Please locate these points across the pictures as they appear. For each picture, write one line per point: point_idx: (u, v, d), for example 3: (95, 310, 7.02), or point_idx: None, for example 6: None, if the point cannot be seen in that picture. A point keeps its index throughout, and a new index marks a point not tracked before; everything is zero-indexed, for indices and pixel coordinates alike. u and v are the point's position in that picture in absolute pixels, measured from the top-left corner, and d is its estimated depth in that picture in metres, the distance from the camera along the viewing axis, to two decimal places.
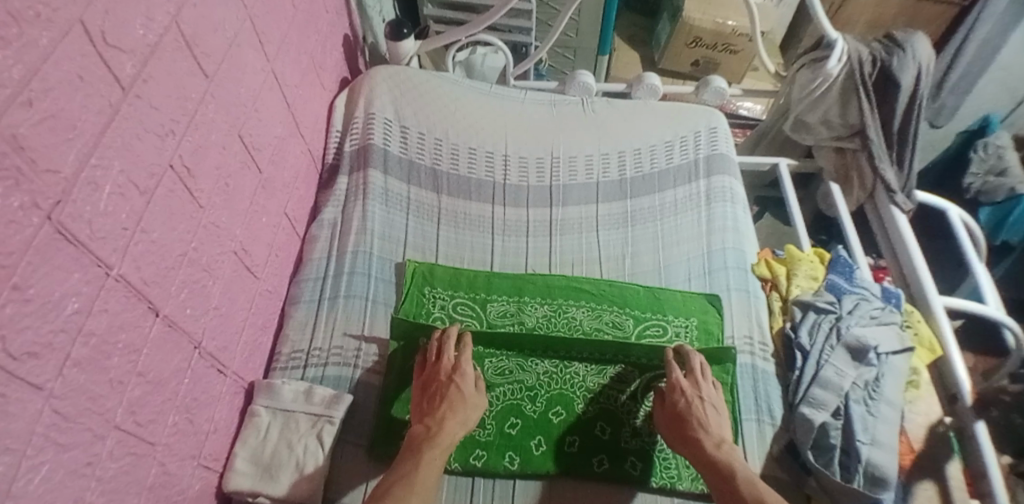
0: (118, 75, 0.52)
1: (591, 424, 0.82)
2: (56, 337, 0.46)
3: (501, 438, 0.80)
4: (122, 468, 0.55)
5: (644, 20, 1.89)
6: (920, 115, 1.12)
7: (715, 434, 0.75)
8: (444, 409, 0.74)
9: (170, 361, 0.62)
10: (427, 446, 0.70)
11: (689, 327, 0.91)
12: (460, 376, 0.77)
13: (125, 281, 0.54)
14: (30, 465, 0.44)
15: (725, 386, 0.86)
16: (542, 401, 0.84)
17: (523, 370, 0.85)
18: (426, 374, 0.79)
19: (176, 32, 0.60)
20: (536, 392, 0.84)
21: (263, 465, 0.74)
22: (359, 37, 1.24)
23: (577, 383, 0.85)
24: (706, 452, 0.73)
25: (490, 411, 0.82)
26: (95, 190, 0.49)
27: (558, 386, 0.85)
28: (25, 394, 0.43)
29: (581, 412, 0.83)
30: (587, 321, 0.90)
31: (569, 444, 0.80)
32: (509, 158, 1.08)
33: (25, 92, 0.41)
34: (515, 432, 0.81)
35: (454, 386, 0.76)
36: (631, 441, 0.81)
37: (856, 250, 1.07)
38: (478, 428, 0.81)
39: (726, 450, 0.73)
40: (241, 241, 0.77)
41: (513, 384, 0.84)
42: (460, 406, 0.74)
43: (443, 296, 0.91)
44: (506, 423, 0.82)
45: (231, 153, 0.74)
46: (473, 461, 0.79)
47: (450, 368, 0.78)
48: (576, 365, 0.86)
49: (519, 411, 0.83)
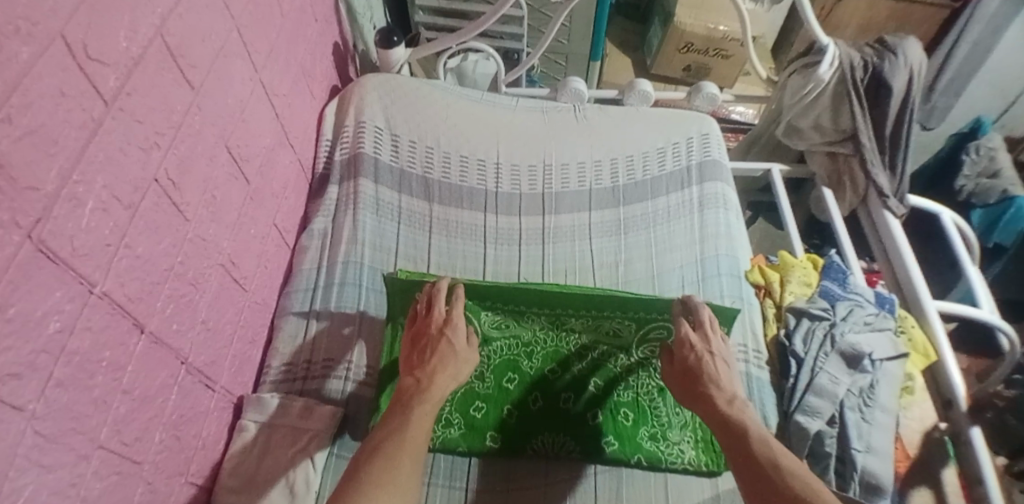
0: (101, 88, 0.51)
1: (585, 382, 0.86)
2: (38, 357, 0.45)
3: (499, 392, 0.85)
4: (107, 488, 0.54)
5: (635, 25, 1.89)
6: (910, 121, 1.13)
7: (728, 391, 0.70)
8: (434, 364, 0.72)
9: (156, 378, 0.61)
10: (417, 401, 0.67)
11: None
12: (451, 329, 0.74)
13: (109, 298, 0.53)
14: (13, 488, 0.43)
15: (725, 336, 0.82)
16: (538, 357, 0.86)
17: (520, 325, 0.85)
18: (417, 326, 0.76)
19: (161, 43, 0.60)
20: (532, 349, 0.86)
21: (253, 481, 0.73)
22: (349, 45, 1.23)
23: (573, 339, 0.85)
24: (718, 409, 0.68)
25: (488, 366, 0.86)
26: (77, 206, 0.49)
27: (553, 343, 0.86)
28: (6, 416, 0.42)
29: (577, 371, 0.86)
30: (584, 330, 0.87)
31: (565, 400, 0.85)
32: (502, 166, 1.07)
33: (4, 107, 0.40)
34: (513, 386, 0.86)
35: (445, 339, 0.74)
36: (624, 393, 0.86)
37: (849, 254, 1.07)
38: (478, 381, 0.86)
39: (738, 408, 0.68)
40: (228, 254, 0.76)
41: (510, 340, 0.86)
42: (451, 361, 0.72)
43: None
44: (504, 377, 0.86)
45: (220, 164, 0.73)
46: (472, 411, 0.84)
47: (441, 321, 0.75)
48: (571, 323, 0.83)
49: (516, 367, 0.86)
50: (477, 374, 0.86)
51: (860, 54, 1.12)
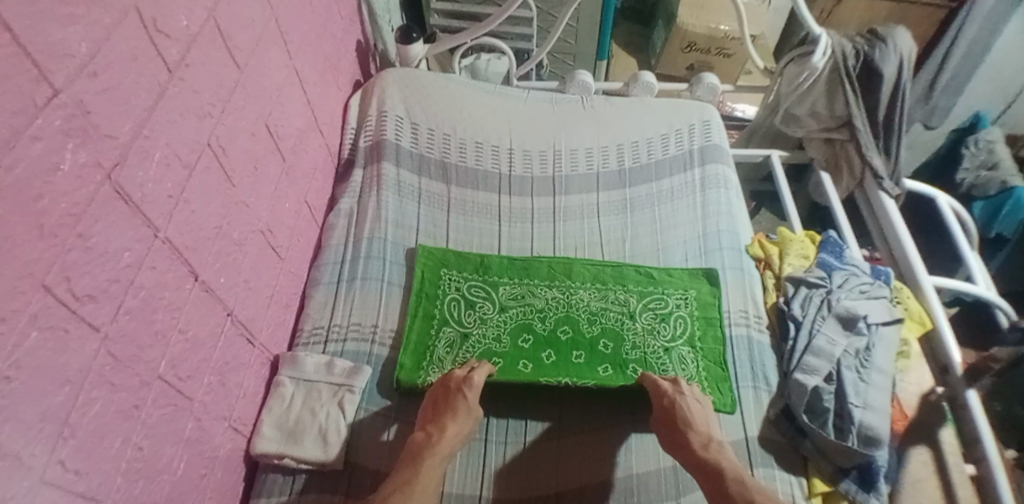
0: (166, 58, 0.59)
1: (595, 342, 0.90)
2: (111, 285, 0.52)
3: (515, 349, 0.89)
4: (163, 417, 0.60)
5: (641, 28, 1.98)
6: (903, 106, 1.19)
7: (703, 433, 0.76)
8: (446, 417, 0.76)
9: (206, 323, 0.68)
10: (427, 453, 0.72)
11: (688, 299, 0.95)
12: (468, 386, 0.79)
13: (169, 244, 0.60)
14: (87, 400, 0.49)
15: (712, 305, 0.95)
16: (551, 320, 0.93)
17: (533, 295, 0.96)
18: (435, 386, 0.81)
19: (213, 25, 0.67)
20: (546, 313, 0.93)
21: (288, 431, 0.79)
22: (370, 44, 1.32)
23: (582, 306, 0.94)
24: (696, 454, 0.74)
25: (505, 328, 0.92)
26: (146, 158, 0.56)
27: (564, 310, 0.94)
28: (84, 333, 0.48)
29: (586, 330, 0.92)
30: (593, 301, 0.95)
31: (576, 355, 0.89)
32: (514, 151, 1.14)
33: (90, 64, 0.48)
34: (528, 345, 0.90)
35: (460, 395, 0.78)
36: (632, 352, 0.90)
37: (845, 227, 1.14)
38: (495, 341, 0.90)
39: (713, 450, 0.74)
40: (266, 222, 0.83)
41: (526, 307, 0.94)
42: (463, 417, 0.76)
43: (458, 279, 0.97)
44: (519, 338, 0.91)
45: (259, 139, 0.81)
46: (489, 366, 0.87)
47: (460, 378, 0.80)
48: (580, 293, 0.96)
49: (530, 328, 0.92)
50: (495, 335, 0.91)
51: (852, 44, 1.18)
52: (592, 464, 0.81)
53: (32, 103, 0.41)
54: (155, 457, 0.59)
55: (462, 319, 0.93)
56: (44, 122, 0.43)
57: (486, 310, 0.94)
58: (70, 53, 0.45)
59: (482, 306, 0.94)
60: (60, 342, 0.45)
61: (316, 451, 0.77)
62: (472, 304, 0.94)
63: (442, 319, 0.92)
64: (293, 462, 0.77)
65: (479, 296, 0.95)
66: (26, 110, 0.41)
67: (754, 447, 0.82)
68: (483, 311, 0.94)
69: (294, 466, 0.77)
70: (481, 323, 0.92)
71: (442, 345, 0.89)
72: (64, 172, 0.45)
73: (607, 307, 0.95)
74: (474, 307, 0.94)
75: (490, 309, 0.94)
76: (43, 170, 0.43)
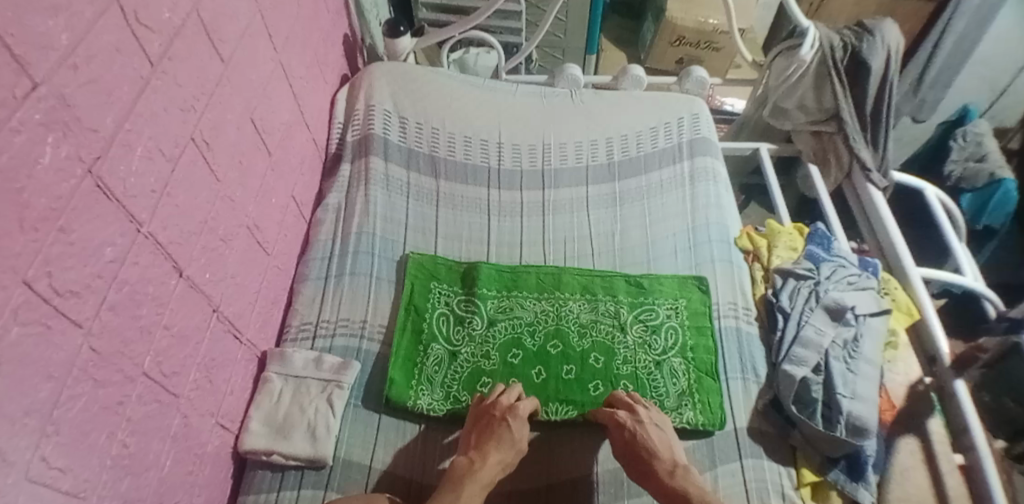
0: (148, 51, 0.58)
1: (586, 356, 0.89)
2: (94, 280, 0.51)
3: (504, 366, 0.87)
4: (149, 413, 0.60)
5: (630, 22, 1.98)
6: (891, 96, 1.19)
7: (668, 460, 0.75)
8: (489, 443, 0.74)
9: (192, 318, 0.67)
10: (469, 480, 0.70)
11: (679, 308, 0.94)
12: (513, 416, 0.77)
13: (153, 239, 0.59)
14: (70, 395, 0.48)
15: (704, 313, 0.94)
16: (540, 334, 0.91)
17: (521, 307, 0.93)
18: (478, 410, 0.80)
19: (197, 18, 0.66)
20: (535, 327, 0.91)
21: (276, 427, 0.79)
22: (358, 38, 1.31)
23: (572, 318, 0.93)
24: (663, 482, 0.72)
25: (494, 344, 0.89)
26: (128, 152, 0.55)
27: (553, 322, 0.92)
28: (66, 328, 0.48)
29: (577, 344, 0.90)
30: (584, 313, 0.93)
31: (567, 372, 0.87)
32: (504, 145, 1.14)
33: (71, 56, 0.47)
34: (517, 361, 0.88)
35: (506, 424, 0.76)
36: (623, 367, 0.89)
37: (834, 220, 1.14)
38: (484, 359, 0.88)
39: (679, 476, 0.72)
40: (253, 218, 0.82)
41: (514, 320, 0.92)
42: (507, 445, 0.75)
43: (447, 292, 0.95)
44: (509, 353, 0.89)
45: (245, 134, 0.80)
46: (480, 387, 0.85)
47: (506, 406, 0.79)
48: (570, 304, 0.94)
49: (520, 343, 0.90)
50: (484, 352, 0.89)
51: (841, 37, 1.18)
52: (582, 457, 0.81)
53: (12, 95, 0.40)
54: (141, 453, 0.59)
55: (451, 336, 0.90)
56: (24, 115, 0.42)
57: (475, 326, 0.91)
58: (50, 45, 0.44)
59: (471, 323, 0.91)
60: (42, 337, 0.45)
61: (305, 446, 0.77)
62: (462, 320, 0.92)
63: (430, 335, 0.90)
64: (282, 459, 0.77)
65: (468, 311, 0.93)
66: (6, 103, 0.40)
67: (744, 439, 0.83)
68: (472, 327, 0.91)
69: (283, 462, 0.77)
70: (470, 341, 0.90)
71: (431, 363, 0.87)
72: (45, 166, 0.44)
73: (597, 319, 0.93)
74: (464, 323, 0.91)
75: (478, 325, 0.91)
76: (24, 163, 0.42)
